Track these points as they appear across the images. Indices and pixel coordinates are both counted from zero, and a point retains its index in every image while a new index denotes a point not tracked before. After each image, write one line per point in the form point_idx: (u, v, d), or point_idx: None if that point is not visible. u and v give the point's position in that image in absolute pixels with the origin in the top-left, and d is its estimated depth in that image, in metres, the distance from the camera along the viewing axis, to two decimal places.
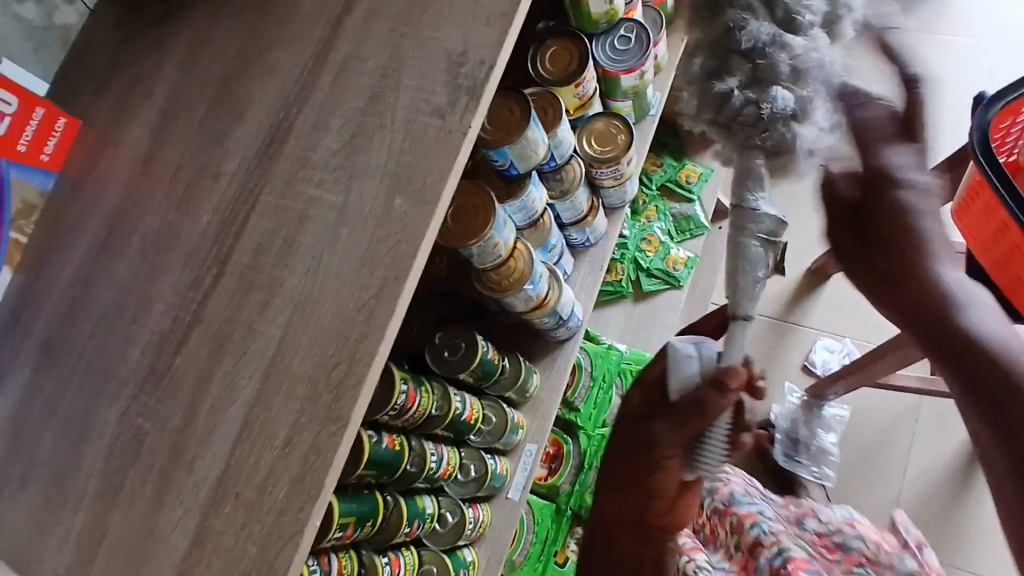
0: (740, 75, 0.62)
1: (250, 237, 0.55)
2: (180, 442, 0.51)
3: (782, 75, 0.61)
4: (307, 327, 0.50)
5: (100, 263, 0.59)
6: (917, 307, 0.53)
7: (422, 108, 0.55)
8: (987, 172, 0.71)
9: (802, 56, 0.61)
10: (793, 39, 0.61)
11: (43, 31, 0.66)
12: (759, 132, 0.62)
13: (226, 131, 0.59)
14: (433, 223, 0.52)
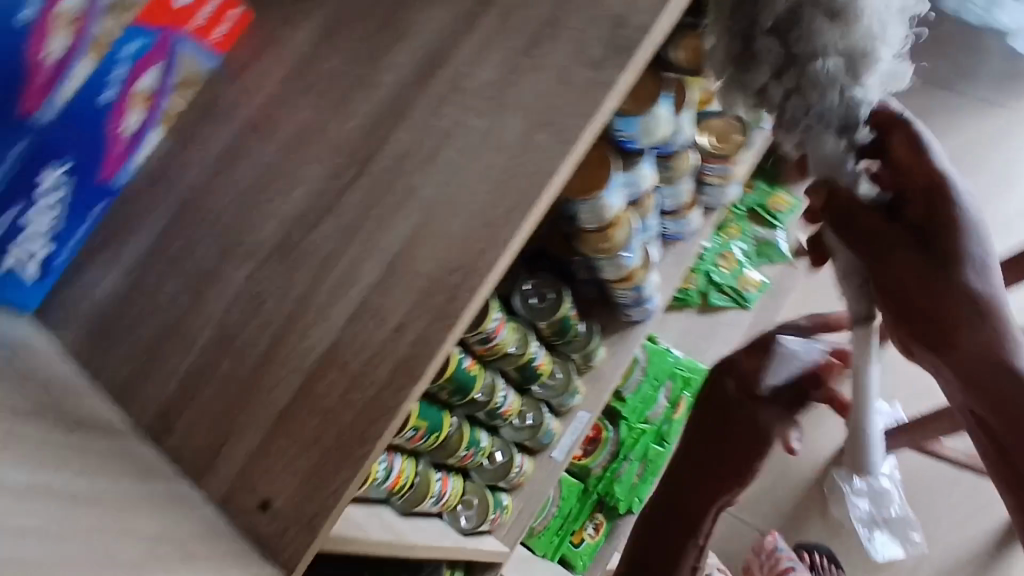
0: (770, 59, 0.60)
1: (393, 144, 0.59)
2: (300, 310, 0.55)
3: (819, 48, 0.58)
4: (434, 233, 0.55)
5: (248, 141, 0.65)
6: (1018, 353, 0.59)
7: (577, 59, 0.58)
8: None
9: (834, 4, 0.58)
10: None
11: None
12: (815, 117, 0.61)
13: (389, 47, 0.63)
14: (568, 163, 0.55)
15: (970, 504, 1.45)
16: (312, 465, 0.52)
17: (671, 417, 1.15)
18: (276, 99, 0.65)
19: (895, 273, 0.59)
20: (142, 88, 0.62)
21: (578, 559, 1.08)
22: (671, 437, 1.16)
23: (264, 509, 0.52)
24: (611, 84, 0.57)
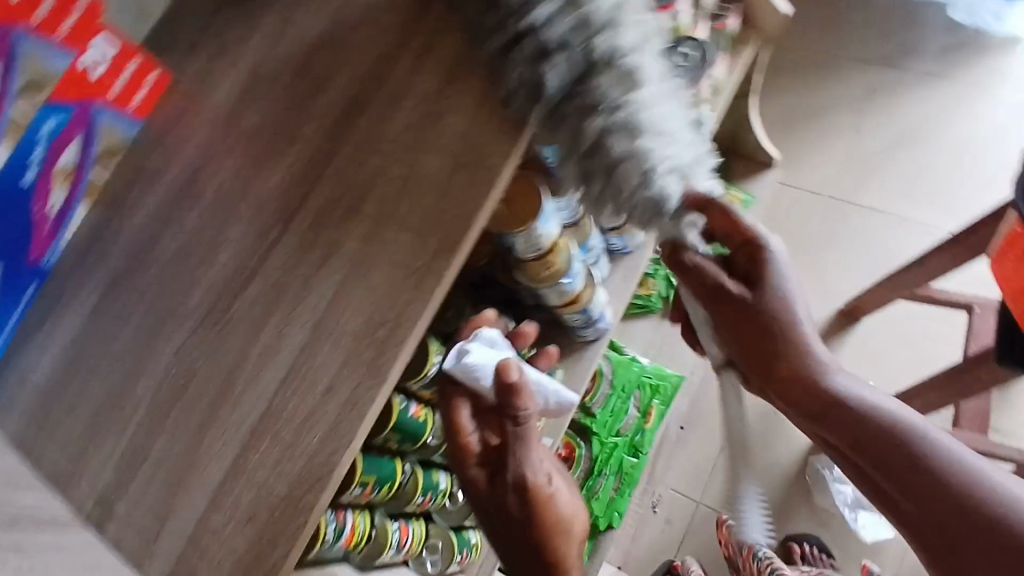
0: (618, 144, 0.57)
1: (315, 199, 0.58)
2: (229, 380, 0.54)
3: (628, 168, 0.58)
4: (358, 287, 0.54)
5: (175, 208, 0.63)
6: (880, 455, 0.66)
7: (491, 96, 0.57)
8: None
9: (627, 121, 0.57)
10: (638, 126, 0.57)
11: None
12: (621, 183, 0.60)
13: (307, 100, 0.63)
14: (481, 215, 0.54)
15: None
16: (249, 540, 0.51)
17: (644, 426, 1.13)
18: (200, 161, 0.64)
19: (802, 380, 0.69)
20: (62, 166, 0.62)
21: None
22: (645, 446, 1.14)
23: None
24: (526, 119, 0.56)
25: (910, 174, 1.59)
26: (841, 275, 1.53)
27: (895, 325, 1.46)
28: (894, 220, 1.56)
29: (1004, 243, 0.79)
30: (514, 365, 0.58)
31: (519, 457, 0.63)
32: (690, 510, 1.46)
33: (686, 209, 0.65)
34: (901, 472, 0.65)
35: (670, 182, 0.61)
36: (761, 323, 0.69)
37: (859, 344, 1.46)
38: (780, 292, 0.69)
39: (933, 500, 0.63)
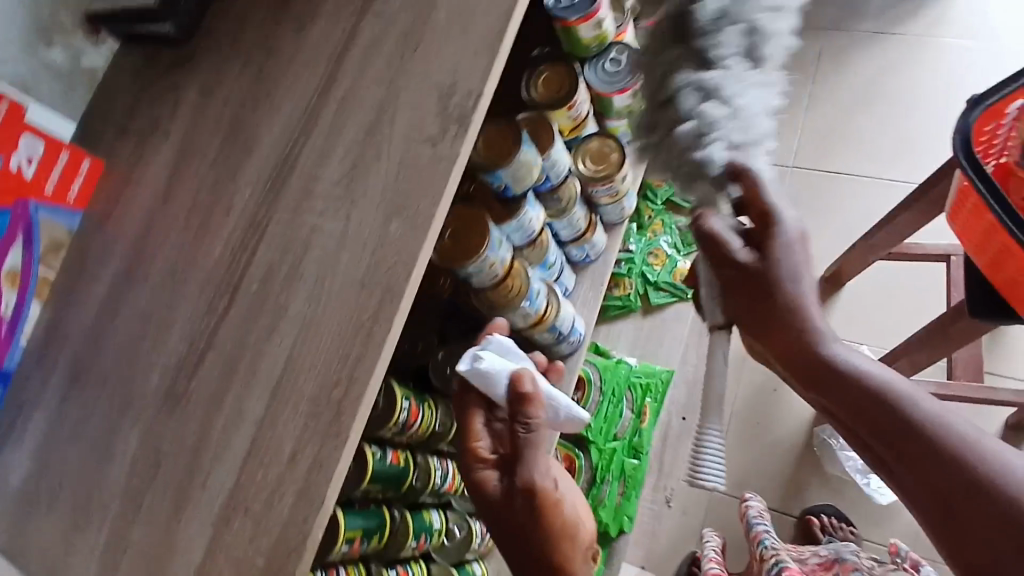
0: (689, 101, 0.52)
1: (257, 265, 0.58)
2: (196, 459, 0.54)
3: (716, 138, 0.53)
4: (309, 349, 0.54)
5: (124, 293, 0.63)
6: (881, 432, 0.49)
7: (415, 138, 0.57)
8: (972, 177, 0.67)
9: (732, 94, 0.52)
10: (730, 100, 0.52)
11: (71, 76, 0.71)
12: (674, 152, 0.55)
13: (239, 167, 0.63)
14: (421, 259, 0.54)
15: None
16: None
17: (640, 427, 1.12)
18: (143, 243, 0.64)
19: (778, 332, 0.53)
20: (9, 268, 0.63)
21: None
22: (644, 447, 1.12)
23: None
24: (451, 156, 0.56)
25: (872, 136, 1.55)
26: (810, 246, 1.50)
27: (879, 284, 1.44)
28: (864, 182, 1.52)
29: (958, 196, 0.77)
30: (527, 376, 0.59)
31: (525, 461, 0.59)
32: (705, 499, 1.45)
33: (732, 183, 0.54)
34: (913, 460, 0.48)
35: (716, 150, 0.53)
36: (759, 293, 0.53)
37: (846, 308, 1.44)
38: (790, 277, 0.52)
39: (959, 499, 0.46)
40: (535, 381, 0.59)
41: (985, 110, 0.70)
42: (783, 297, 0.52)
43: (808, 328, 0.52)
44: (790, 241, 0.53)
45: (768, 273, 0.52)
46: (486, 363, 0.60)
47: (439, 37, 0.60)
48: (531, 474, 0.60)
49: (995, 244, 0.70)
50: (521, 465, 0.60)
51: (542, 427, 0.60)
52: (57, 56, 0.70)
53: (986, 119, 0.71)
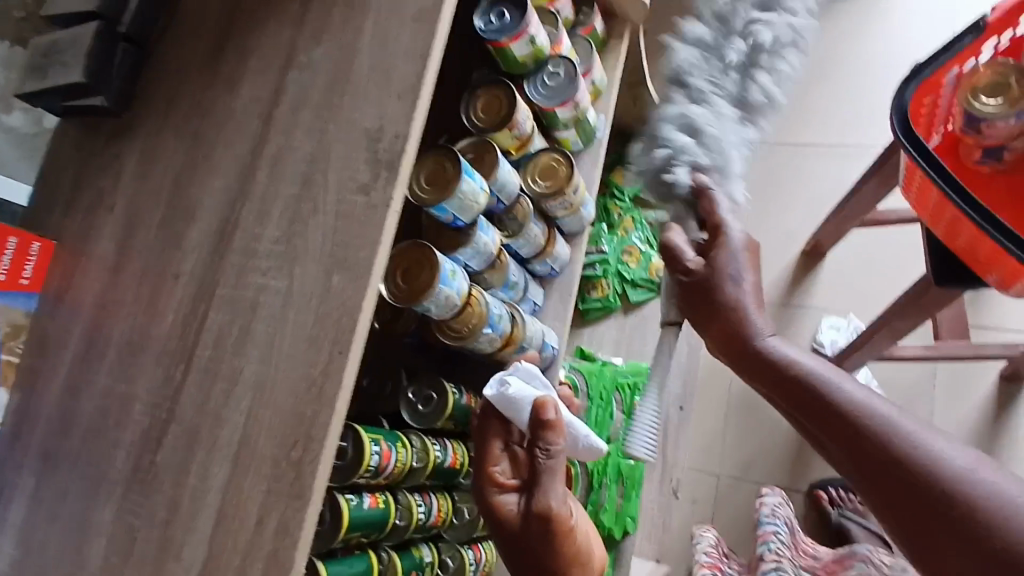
0: (669, 143, 0.64)
1: (209, 330, 0.58)
2: (169, 530, 0.55)
3: (687, 164, 0.64)
4: (266, 411, 0.54)
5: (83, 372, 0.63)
6: (812, 415, 0.52)
7: (349, 186, 0.58)
8: (916, 158, 0.68)
9: (706, 133, 0.64)
10: (688, 140, 0.64)
11: (33, 137, 0.72)
12: (660, 171, 0.64)
13: (182, 232, 0.63)
14: (366, 311, 0.54)
15: (955, 390, 1.30)
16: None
17: (632, 427, 1.12)
18: (97, 319, 0.64)
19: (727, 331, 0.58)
20: None
21: None
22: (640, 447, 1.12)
23: None
24: (384, 203, 0.56)
25: (836, 102, 1.54)
26: (787, 220, 1.49)
27: (860, 252, 1.44)
28: (832, 152, 1.51)
29: (905, 172, 0.79)
30: (550, 402, 0.58)
31: (542, 486, 0.59)
32: (713, 486, 1.45)
33: (694, 206, 0.63)
34: (839, 437, 0.50)
35: (683, 173, 0.63)
36: (702, 297, 0.59)
37: (829, 280, 1.43)
38: (731, 278, 0.58)
39: (881, 475, 0.47)
40: (558, 407, 0.59)
41: (920, 83, 0.72)
42: (722, 295, 0.58)
43: (744, 323, 0.57)
44: (733, 248, 0.59)
45: (712, 277, 0.58)
46: (514, 391, 0.63)
47: (363, 82, 0.60)
48: (547, 501, 0.58)
49: (946, 217, 0.72)
50: (538, 490, 0.59)
51: (562, 453, 0.60)
52: (18, 119, 0.71)
53: (923, 91, 0.73)
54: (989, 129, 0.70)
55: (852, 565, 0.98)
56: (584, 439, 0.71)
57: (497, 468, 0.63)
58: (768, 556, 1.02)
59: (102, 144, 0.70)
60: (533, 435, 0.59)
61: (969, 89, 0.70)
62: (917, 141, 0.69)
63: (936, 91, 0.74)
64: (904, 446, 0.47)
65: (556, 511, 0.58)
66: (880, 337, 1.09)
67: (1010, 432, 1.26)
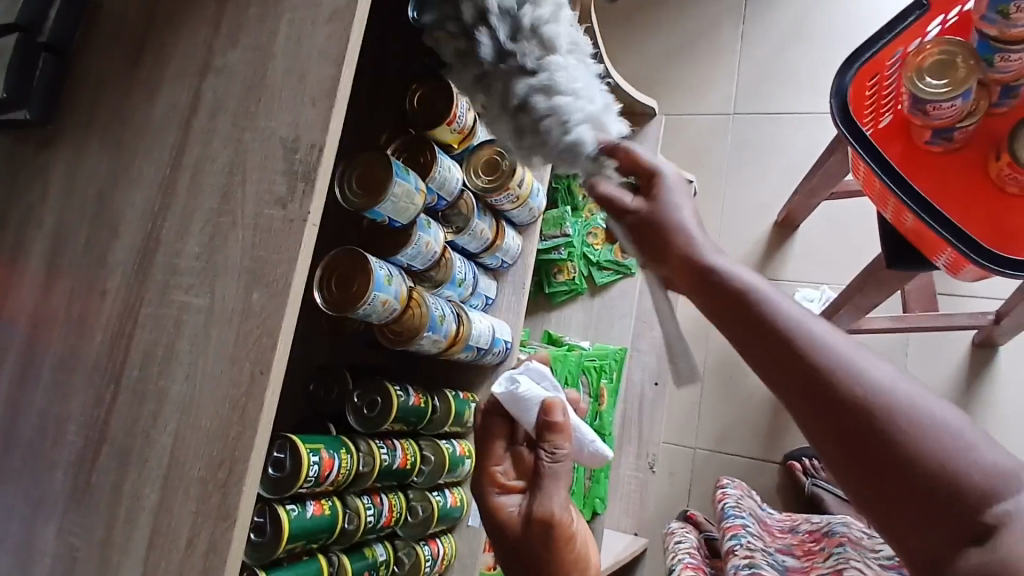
0: (537, 106, 0.49)
1: (137, 350, 0.58)
2: (103, 554, 0.55)
3: (573, 118, 0.50)
4: (192, 431, 0.54)
5: (7, 395, 0.61)
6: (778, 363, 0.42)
7: (267, 199, 0.56)
8: (850, 140, 0.74)
9: (555, 68, 0.50)
10: (560, 80, 0.50)
11: None
12: (560, 137, 0.50)
13: (106, 248, 0.61)
14: (287, 328, 0.54)
15: (929, 357, 1.30)
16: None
17: (599, 410, 1.13)
18: (16, 339, 0.62)
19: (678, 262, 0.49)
20: None
21: None
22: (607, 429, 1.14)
23: None
24: (302, 216, 0.55)
25: (808, 68, 1.50)
26: (759, 191, 1.48)
27: (832, 222, 1.42)
28: (805, 119, 1.48)
29: (855, 161, 0.82)
30: (558, 406, 0.62)
31: (544, 489, 0.59)
32: (688, 458, 1.46)
33: (607, 162, 0.53)
34: (776, 362, 0.42)
35: (584, 131, 0.51)
36: (649, 231, 0.51)
37: (801, 251, 1.42)
38: (670, 205, 0.50)
39: (822, 410, 0.41)
40: (565, 412, 0.62)
41: (859, 68, 0.77)
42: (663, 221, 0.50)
43: (687, 241, 0.49)
44: (670, 185, 0.51)
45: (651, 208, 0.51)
46: (523, 390, 0.64)
47: (278, 88, 0.58)
48: (549, 504, 0.59)
49: (890, 202, 0.75)
50: (540, 492, 0.59)
51: (567, 459, 0.61)
52: None
53: (865, 74, 0.78)
54: (936, 111, 0.71)
55: (832, 551, 0.93)
56: (589, 445, 0.72)
57: (500, 468, 0.64)
58: (740, 552, 0.98)
59: (16, 152, 0.66)
60: (539, 436, 0.61)
61: (914, 68, 0.71)
62: (852, 125, 0.74)
63: (880, 72, 0.78)
64: (849, 379, 0.40)
65: (557, 516, 0.59)
66: (845, 313, 1.09)
67: (979, 398, 1.26)
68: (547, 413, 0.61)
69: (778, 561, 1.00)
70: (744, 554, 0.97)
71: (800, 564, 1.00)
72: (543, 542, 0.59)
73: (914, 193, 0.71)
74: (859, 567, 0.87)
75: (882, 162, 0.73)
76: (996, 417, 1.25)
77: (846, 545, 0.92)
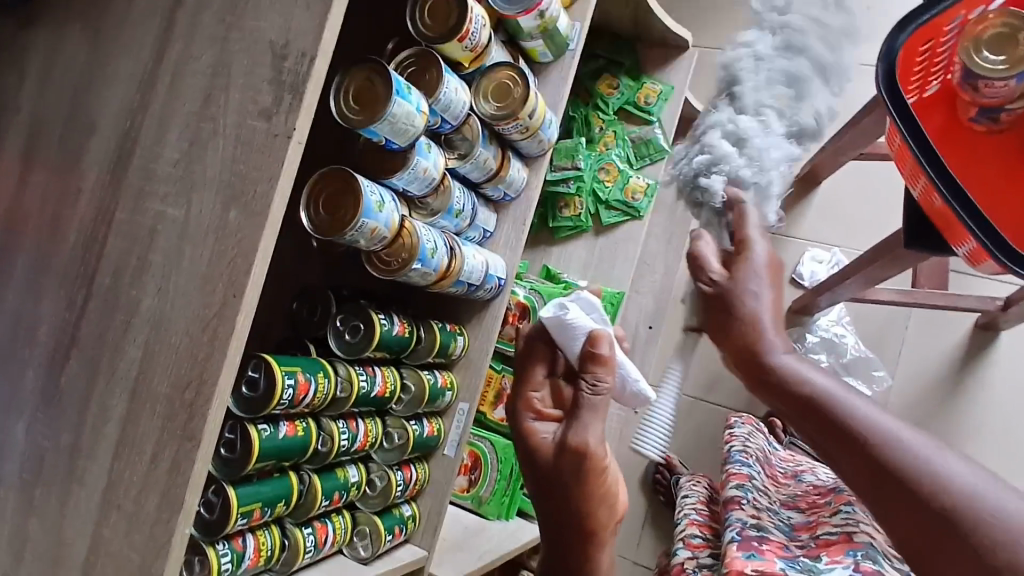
0: None
1: (109, 257, 0.55)
2: (71, 458, 0.55)
3: None
4: (161, 347, 0.52)
5: None
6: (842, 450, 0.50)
7: (250, 110, 0.52)
8: (891, 113, 0.72)
9: None
10: None
11: None
12: None
13: (84, 143, 0.57)
14: (264, 251, 0.51)
15: (929, 335, 1.28)
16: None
17: None
18: None
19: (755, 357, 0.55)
20: None
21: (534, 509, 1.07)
22: None
23: None
24: (286, 134, 0.51)
25: (860, 11, 1.39)
26: None
27: (856, 183, 1.36)
28: None
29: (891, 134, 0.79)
30: (605, 337, 0.59)
31: (580, 421, 0.58)
32: (673, 402, 1.44)
33: None
34: (852, 457, 0.49)
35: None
36: (720, 309, 0.57)
37: (819, 208, 1.37)
38: (748, 294, 0.55)
39: (891, 499, 0.46)
40: (612, 344, 0.59)
41: (915, 32, 0.72)
42: (742, 315, 0.56)
43: (757, 342, 0.55)
44: (752, 269, 0.56)
45: (728, 296, 0.56)
46: (573, 317, 0.62)
47: None
48: (584, 435, 0.57)
49: (920, 185, 0.74)
50: (577, 423, 0.58)
51: (608, 394, 0.59)
52: None
53: (919, 38, 0.72)
54: (987, 88, 0.68)
55: (838, 509, 0.82)
56: (632, 385, 0.70)
57: (537, 395, 0.63)
58: (747, 507, 0.89)
59: None
60: (584, 367, 0.58)
61: (971, 40, 0.68)
62: (896, 95, 0.72)
63: (936, 38, 0.72)
64: (908, 466, 0.46)
65: (591, 448, 0.57)
66: (853, 281, 1.05)
67: (970, 380, 1.25)
68: (590, 347, 0.58)
69: (783, 518, 0.90)
70: (750, 513, 0.87)
71: (806, 521, 0.88)
72: (574, 480, 0.58)
73: (946, 175, 0.70)
74: (871, 530, 0.75)
75: (921, 137, 0.72)
76: (986, 401, 1.24)
77: (855, 507, 0.82)
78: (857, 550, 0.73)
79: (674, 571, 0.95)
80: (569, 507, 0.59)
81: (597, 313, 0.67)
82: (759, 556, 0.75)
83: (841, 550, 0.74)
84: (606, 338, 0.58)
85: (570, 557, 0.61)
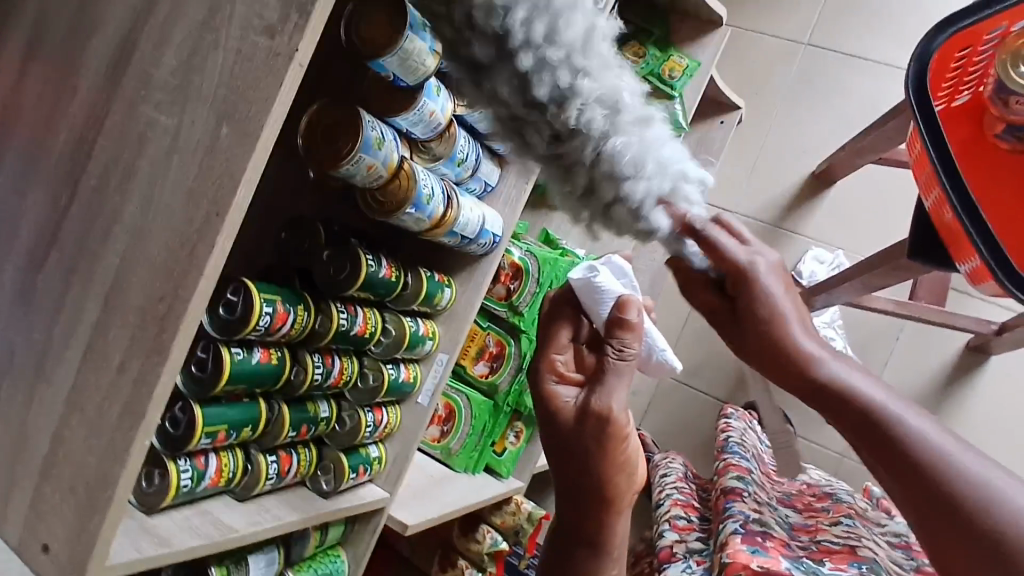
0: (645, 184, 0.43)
1: (96, 159, 0.54)
2: (41, 356, 0.54)
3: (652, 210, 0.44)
4: (139, 257, 0.52)
5: None
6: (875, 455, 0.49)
7: (254, 25, 0.50)
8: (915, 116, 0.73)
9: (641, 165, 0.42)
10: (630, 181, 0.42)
11: None
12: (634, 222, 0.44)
13: (85, 41, 0.55)
14: (251, 173, 0.49)
15: (917, 350, 1.27)
16: (73, 513, 0.52)
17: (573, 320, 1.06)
18: None
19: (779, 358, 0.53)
20: None
21: (501, 468, 1.08)
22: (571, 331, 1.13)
23: (45, 551, 0.54)
24: (287, 55, 0.49)
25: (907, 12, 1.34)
26: (805, 137, 1.37)
27: (871, 187, 1.34)
28: (880, 70, 1.35)
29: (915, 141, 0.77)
30: (633, 305, 0.58)
31: (606, 386, 0.57)
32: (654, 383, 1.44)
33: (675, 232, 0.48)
34: (884, 459, 0.49)
35: (658, 215, 0.45)
36: (744, 310, 0.53)
37: (829, 208, 1.35)
38: (770, 298, 0.52)
39: (933, 515, 0.46)
40: (639, 312, 0.59)
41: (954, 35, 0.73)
42: (769, 324, 0.52)
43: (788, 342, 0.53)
44: (768, 283, 0.52)
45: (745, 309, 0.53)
46: (602, 281, 0.62)
47: None
48: (608, 401, 0.56)
49: (935, 195, 0.72)
50: (602, 388, 0.57)
51: (634, 362, 0.58)
52: None
53: (957, 44, 0.72)
54: (1017, 104, 0.66)
55: (839, 519, 0.86)
56: (657, 354, 0.70)
57: (560, 358, 0.61)
58: (749, 501, 0.89)
59: None
60: (610, 331, 0.58)
61: (1010, 51, 0.66)
62: (922, 98, 0.73)
63: (974, 45, 0.71)
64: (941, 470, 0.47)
65: (615, 415, 0.56)
66: (851, 286, 1.04)
67: (951, 401, 1.25)
68: (618, 315, 0.58)
69: (781, 515, 0.92)
70: (750, 506, 0.88)
71: (802, 520, 0.92)
72: (596, 443, 0.57)
73: (960, 189, 0.69)
74: (872, 547, 0.77)
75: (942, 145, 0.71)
76: (968, 422, 1.24)
77: (853, 518, 0.87)
78: (862, 562, 0.73)
79: (664, 552, 0.94)
80: (590, 471, 0.58)
81: (626, 280, 0.69)
82: (763, 552, 0.74)
83: (845, 560, 0.75)
84: (635, 305, 0.58)
85: (588, 523, 0.61)
